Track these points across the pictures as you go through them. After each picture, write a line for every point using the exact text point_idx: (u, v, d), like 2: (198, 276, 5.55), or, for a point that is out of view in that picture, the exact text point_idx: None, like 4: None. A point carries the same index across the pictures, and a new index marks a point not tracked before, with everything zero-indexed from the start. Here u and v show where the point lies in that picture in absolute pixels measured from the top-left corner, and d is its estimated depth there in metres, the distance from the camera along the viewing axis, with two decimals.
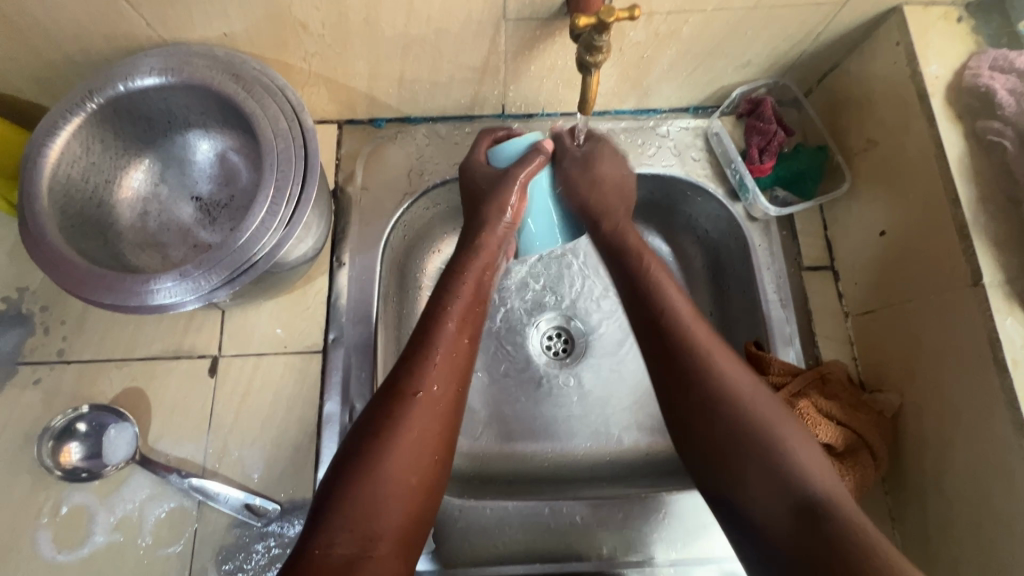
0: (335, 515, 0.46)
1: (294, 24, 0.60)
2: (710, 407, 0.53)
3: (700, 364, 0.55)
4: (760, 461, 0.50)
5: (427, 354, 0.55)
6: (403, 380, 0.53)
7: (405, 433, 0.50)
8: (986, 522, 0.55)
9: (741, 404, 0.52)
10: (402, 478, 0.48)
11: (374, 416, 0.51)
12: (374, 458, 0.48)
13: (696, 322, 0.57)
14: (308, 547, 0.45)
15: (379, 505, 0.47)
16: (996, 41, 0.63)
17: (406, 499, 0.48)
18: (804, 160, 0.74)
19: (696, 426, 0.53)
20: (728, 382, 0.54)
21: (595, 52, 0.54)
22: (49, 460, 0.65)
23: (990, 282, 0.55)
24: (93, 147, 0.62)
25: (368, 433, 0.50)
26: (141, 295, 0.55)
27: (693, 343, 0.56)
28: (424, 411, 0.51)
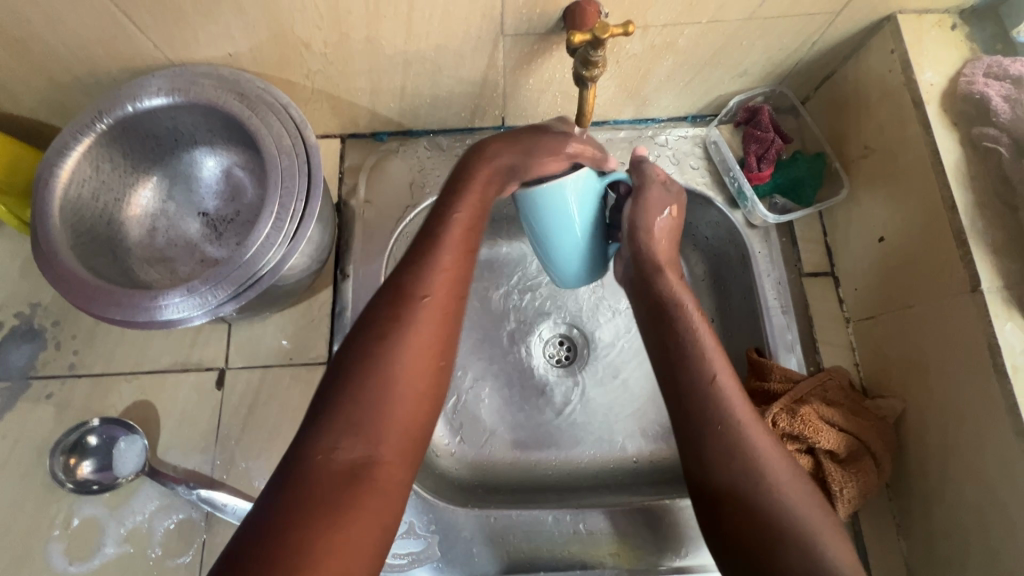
0: (334, 425, 0.43)
1: (297, 43, 0.62)
2: (751, 474, 0.49)
3: (750, 454, 0.50)
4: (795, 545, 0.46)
5: (429, 259, 0.50)
6: (408, 284, 0.49)
7: (410, 340, 0.46)
8: (990, 530, 0.55)
9: (786, 498, 0.48)
10: (410, 385, 0.45)
11: (377, 321, 0.47)
12: (379, 363, 0.45)
13: (732, 377, 0.54)
14: (308, 455, 0.42)
15: (383, 413, 0.44)
16: (991, 48, 0.63)
17: (413, 413, 0.45)
18: (802, 167, 0.74)
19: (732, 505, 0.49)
20: (771, 462, 0.50)
21: (591, 66, 0.55)
22: (61, 473, 0.66)
23: (989, 288, 0.55)
24: (103, 166, 0.63)
25: (372, 337, 0.46)
26: (150, 310, 0.56)
27: (732, 408, 0.52)
28: (432, 317, 0.48)
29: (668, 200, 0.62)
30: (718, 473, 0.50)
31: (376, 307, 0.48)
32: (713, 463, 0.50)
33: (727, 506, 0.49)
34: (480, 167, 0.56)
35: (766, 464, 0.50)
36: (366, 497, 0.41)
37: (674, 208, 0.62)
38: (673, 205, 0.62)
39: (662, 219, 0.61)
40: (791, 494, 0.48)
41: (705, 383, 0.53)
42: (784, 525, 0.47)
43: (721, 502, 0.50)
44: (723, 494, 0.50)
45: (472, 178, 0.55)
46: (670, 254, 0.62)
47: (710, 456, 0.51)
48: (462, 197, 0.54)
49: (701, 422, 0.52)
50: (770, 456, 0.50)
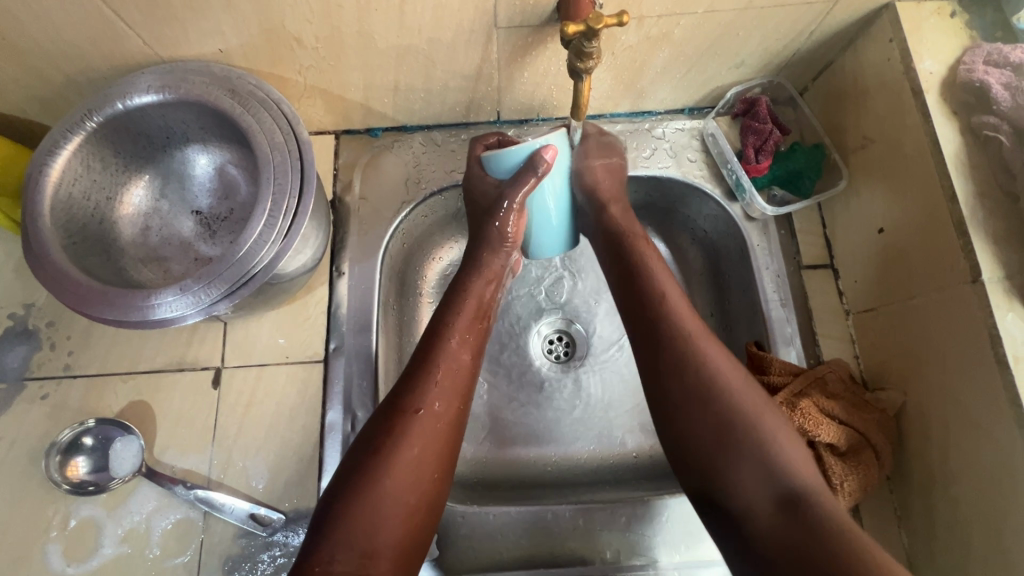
0: (333, 536, 0.47)
1: (288, 37, 0.61)
2: (709, 394, 0.53)
3: (717, 387, 0.53)
4: (763, 463, 0.50)
5: (427, 371, 0.56)
6: (405, 399, 0.54)
7: (404, 451, 0.51)
8: (991, 523, 0.55)
9: (754, 416, 0.52)
10: (403, 497, 0.50)
11: (376, 434, 0.52)
12: (375, 482, 0.49)
13: (689, 316, 0.58)
14: (308, 565, 0.47)
15: (378, 526, 0.48)
16: (991, 36, 0.63)
17: (405, 517, 0.50)
18: (800, 158, 0.73)
19: (690, 418, 0.53)
20: (727, 378, 0.53)
21: (586, 58, 0.54)
22: (57, 474, 0.66)
23: (990, 278, 0.55)
24: (94, 165, 0.63)
25: (370, 450, 0.51)
26: (143, 310, 0.56)
27: (688, 331, 0.56)
28: (425, 430, 0.53)
29: (592, 154, 0.68)
30: (676, 391, 0.54)
31: (377, 422, 0.53)
32: (679, 399, 0.54)
33: (696, 438, 0.52)
34: (483, 267, 0.64)
35: (732, 393, 0.53)
36: None
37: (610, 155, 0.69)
38: (613, 151, 0.70)
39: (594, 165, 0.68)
40: (757, 413, 0.52)
41: (671, 322, 0.57)
42: (753, 447, 0.51)
43: (690, 438, 0.53)
44: (693, 425, 0.53)
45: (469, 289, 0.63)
46: (618, 190, 0.68)
47: (678, 391, 0.54)
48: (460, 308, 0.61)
49: (668, 359, 0.55)
50: (728, 374, 0.54)
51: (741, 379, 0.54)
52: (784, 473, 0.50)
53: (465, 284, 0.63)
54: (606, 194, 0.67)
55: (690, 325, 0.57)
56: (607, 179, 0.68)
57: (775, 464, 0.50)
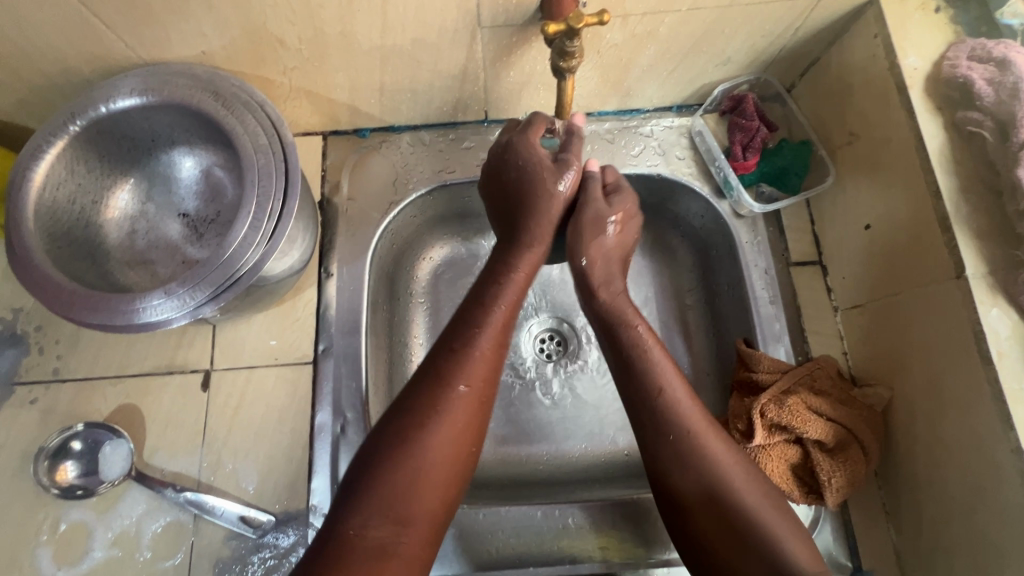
0: (368, 504, 0.47)
1: (270, 38, 0.61)
2: (714, 494, 0.52)
3: (721, 484, 0.52)
4: (774, 569, 0.48)
5: (470, 344, 0.55)
6: (448, 371, 0.53)
7: (446, 425, 0.51)
8: (977, 518, 0.55)
9: (758, 514, 0.51)
10: (442, 470, 0.50)
11: (418, 406, 0.51)
12: (411, 449, 0.49)
13: (696, 409, 0.56)
14: (342, 529, 0.46)
15: (415, 494, 0.48)
16: (975, 30, 0.62)
17: (441, 488, 0.50)
18: (788, 155, 0.74)
19: (698, 515, 0.52)
20: (731, 477, 0.52)
21: (568, 57, 0.54)
22: (46, 479, 0.66)
23: (974, 274, 0.55)
24: (78, 169, 0.63)
25: (411, 422, 0.50)
26: (129, 314, 0.56)
27: (691, 427, 0.54)
28: (465, 405, 0.52)
29: (609, 213, 0.63)
30: (683, 491, 0.53)
31: (416, 391, 0.52)
32: (686, 499, 0.53)
33: (704, 540, 0.51)
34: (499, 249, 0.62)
35: (739, 492, 0.52)
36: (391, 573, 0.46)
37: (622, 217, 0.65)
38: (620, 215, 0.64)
39: (603, 240, 0.64)
40: (757, 511, 0.51)
41: (671, 416, 0.55)
42: (759, 548, 0.49)
43: (698, 537, 0.52)
44: (704, 525, 0.52)
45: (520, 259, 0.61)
46: (618, 274, 0.65)
47: (684, 491, 0.53)
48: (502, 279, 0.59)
49: (671, 456, 0.54)
50: (733, 471, 0.53)
51: (746, 476, 0.53)
52: (792, 572, 0.48)
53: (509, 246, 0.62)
54: (596, 281, 0.64)
55: (695, 419, 0.55)
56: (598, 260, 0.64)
57: (783, 564, 0.48)
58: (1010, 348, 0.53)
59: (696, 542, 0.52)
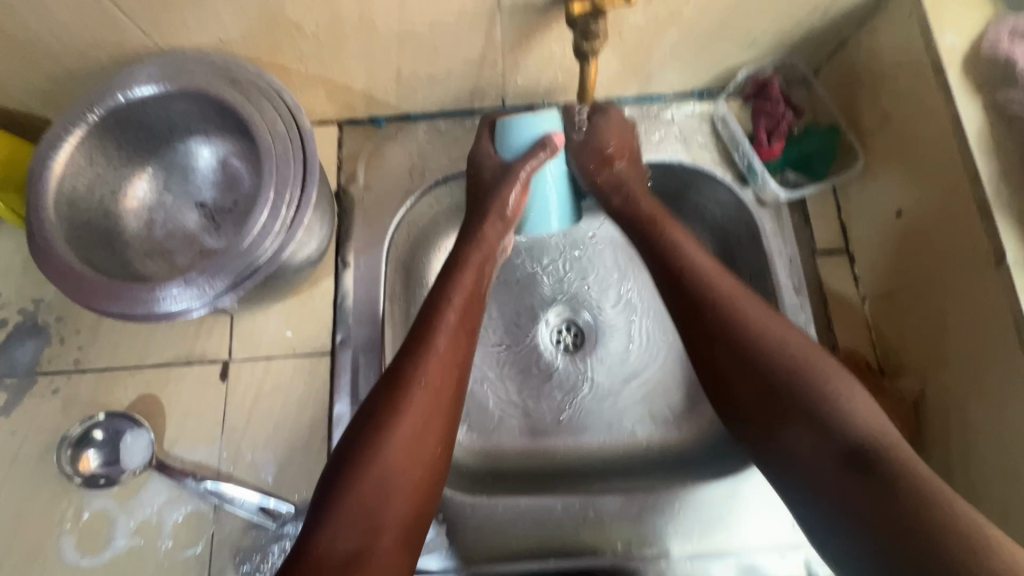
0: (334, 514, 0.48)
1: (287, 24, 0.60)
2: (755, 359, 0.54)
3: (762, 349, 0.54)
4: (822, 423, 0.50)
5: (426, 347, 0.56)
6: (405, 373, 0.54)
7: (404, 427, 0.52)
8: (1014, 514, 0.53)
9: (798, 362, 0.52)
10: (403, 474, 0.51)
11: (376, 411, 0.52)
12: (373, 455, 0.50)
13: (726, 279, 0.58)
14: (310, 543, 0.47)
15: (382, 501, 0.49)
16: (1017, 6, 0.59)
17: (406, 493, 0.51)
18: (814, 140, 0.71)
19: (738, 377, 0.54)
20: (768, 337, 0.54)
21: (592, 38, 0.53)
22: (69, 468, 0.66)
23: (1015, 259, 0.52)
24: (97, 159, 0.62)
25: (369, 432, 0.51)
26: (148, 303, 0.56)
27: (722, 290, 0.57)
28: (425, 406, 0.53)
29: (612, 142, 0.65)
30: (722, 358, 0.55)
31: (375, 397, 0.54)
32: (736, 373, 0.54)
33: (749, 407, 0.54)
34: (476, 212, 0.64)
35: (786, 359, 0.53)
36: None
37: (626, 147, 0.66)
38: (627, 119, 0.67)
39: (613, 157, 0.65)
40: (812, 372, 0.52)
41: (714, 292, 0.57)
42: (815, 405, 0.50)
43: (745, 402, 0.54)
44: (760, 395, 0.53)
45: (468, 259, 0.62)
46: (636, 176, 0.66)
47: (735, 362, 0.54)
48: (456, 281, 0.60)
49: (710, 330, 0.56)
50: (772, 335, 0.54)
51: (801, 346, 0.54)
52: (853, 425, 0.49)
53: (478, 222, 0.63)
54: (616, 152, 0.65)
55: (728, 288, 0.57)
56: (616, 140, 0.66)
57: (831, 417, 0.50)
58: None
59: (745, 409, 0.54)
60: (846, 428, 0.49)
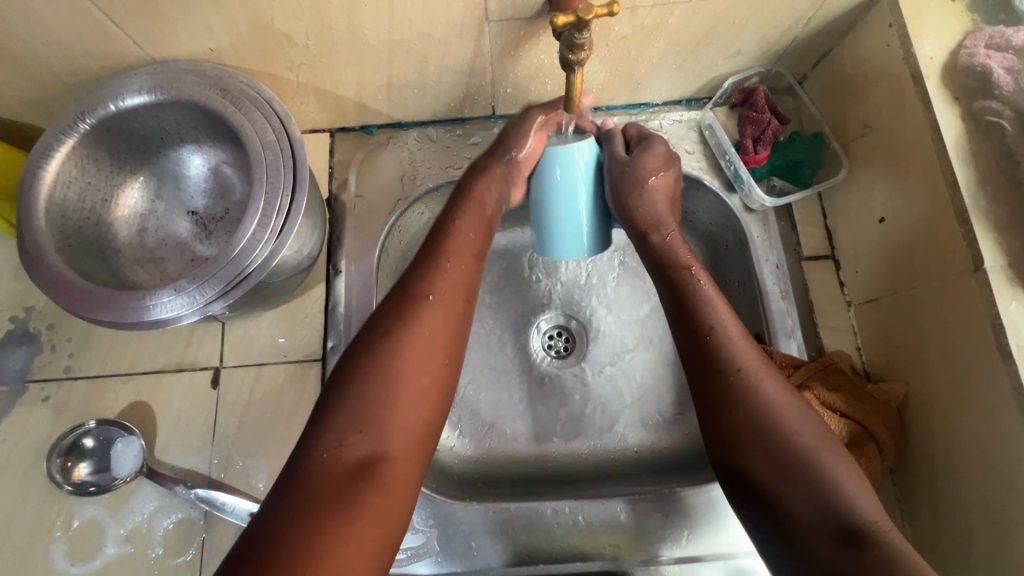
0: (340, 417, 0.46)
1: (279, 35, 0.61)
2: (765, 427, 0.50)
3: (772, 417, 0.50)
4: (823, 501, 0.46)
5: (434, 261, 0.56)
6: (415, 284, 0.54)
7: (414, 332, 0.51)
8: (996, 516, 0.54)
9: (808, 441, 0.49)
10: (414, 378, 0.49)
11: (386, 316, 0.52)
12: (383, 355, 0.49)
13: (747, 343, 0.54)
14: (315, 447, 0.45)
15: (389, 410, 0.47)
16: (993, 18, 0.61)
17: (417, 402, 0.48)
18: (799, 148, 0.73)
19: (747, 440, 0.51)
20: (781, 408, 0.51)
21: (578, 49, 0.53)
22: (59, 476, 0.66)
23: (992, 266, 0.54)
24: (88, 167, 0.63)
25: (375, 335, 0.50)
26: (139, 310, 0.56)
27: (741, 356, 0.53)
28: (433, 317, 0.52)
29: (649, 166, 0.64)
30: (733, 420, 0.52)
31: (385, 307, 0.53)
32: (733, 431, 0.51)
33: (753, 474, 0.50)
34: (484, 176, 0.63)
35: (786, 427, 0.50)
36: (367, 491, 0.44)
37: (663, 172, 0.66)
38: (658, 162, 0.66)
39: (651, 186, 0.64)
40: (812, 449, 0.49)
41: (720, 352, 0.54)
42: (809, 480, 0.47)
43: (749, 470, 0.50)
44: (755, 455, 0.50)
45: (477, 199, 0.62)
46: (669, 215, 0.65)
47: (733, 420, 0.52)
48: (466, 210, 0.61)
49: (723, 391, 0.53)
50: (785, 407, 0.51)
51: (805, 418, 0.51)
52: (847, 510, 0.46)
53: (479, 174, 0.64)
54: (659, 197, 0.65)
55: (747, 356, 0.54)
56: (655, 193, 0.65)
57: (834, 499, 0.46)
58: None
59: (746, 475, 0.50)
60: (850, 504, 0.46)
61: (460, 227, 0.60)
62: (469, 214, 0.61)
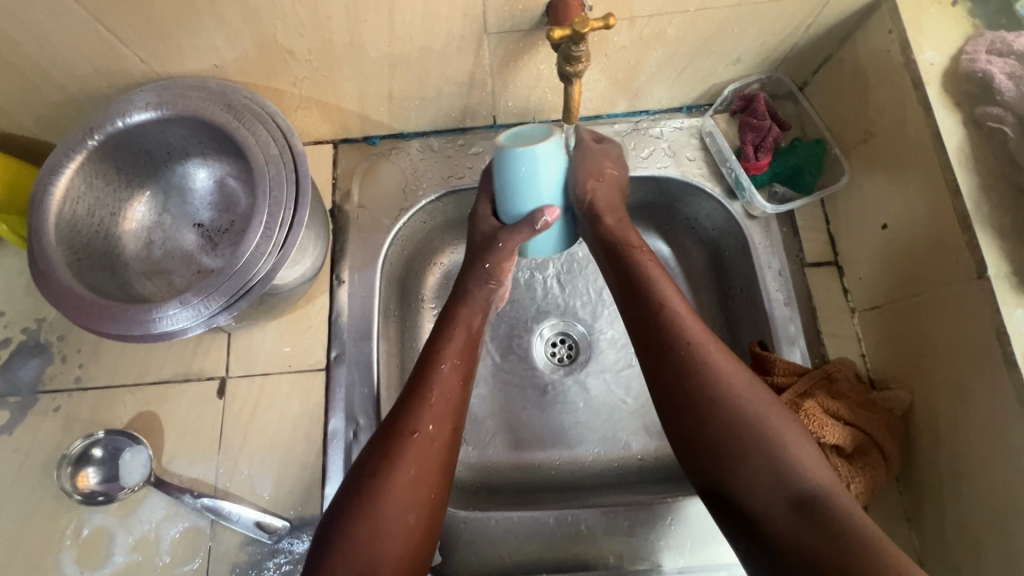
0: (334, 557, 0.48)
1: (282, 51, 0.62)
2: (717, 402, 0.51)
3: (725, 391, 0.51)
4: (776, 473, 0.48)
5: (421, 393, 0.56)
6: (401, 420, 0.54)
7: (401, 474, 0.51)
8: (1002, 526, 0.53)
9: (760, 416, 0.50)
10: (402, 518, 0.50)
11: (373, 456, 0.53)
12: (373, 498, 0.50)
13: (694, 319, 0.56)
14: None
15: (378, 546, 0.49)
16: (994, 23, 0.61)
17: (406, 534, 0.50)
18: (801, 154, 0.72)
19: (700, 415, 0.51)
20: (732, 382, 0.52)
21: (574, 62, 0.54)
22: (69, 485, 0.68)
23: (996, 273, 0.53)
24: (96, 183, 0.64)
25: (366, 475, 0.51)
26: (146, 324, 0.57)
27: (691, 331, 0.54)
28: (419, 454, 0.53)
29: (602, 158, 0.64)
30: (686, 398, 0.52)
31: (373, 443, 0.54)
32: (688, 406, 0.52)
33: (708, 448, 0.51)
34: (470, 300, 0.65)
35: (742, 405, 0.51)
36: None
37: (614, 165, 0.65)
38: (607, 159, 0.65)
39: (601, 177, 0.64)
40: (763, 421, 0.50)
41: (673, 329, 0.55)
42: (762, 453, 0.49)
43: (704, 445, 0.51)
44: (707, 430, 0.51)
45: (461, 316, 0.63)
46: (620, 206, 0.64)
47: (690, 395, 0.52)
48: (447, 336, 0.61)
49: (675, 368, 0.53)
50: (736, 381, 0.52)
51: (758, 393, 0.52)
52: (795, 478, 0.48)
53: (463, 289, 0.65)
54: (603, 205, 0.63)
55: (696, 331, 0.54)
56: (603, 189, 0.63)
57: (786, 469, 0.48)
58: None
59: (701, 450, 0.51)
60: (797, 475, 0.48)
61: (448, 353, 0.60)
62: (458, 329, 0.62)
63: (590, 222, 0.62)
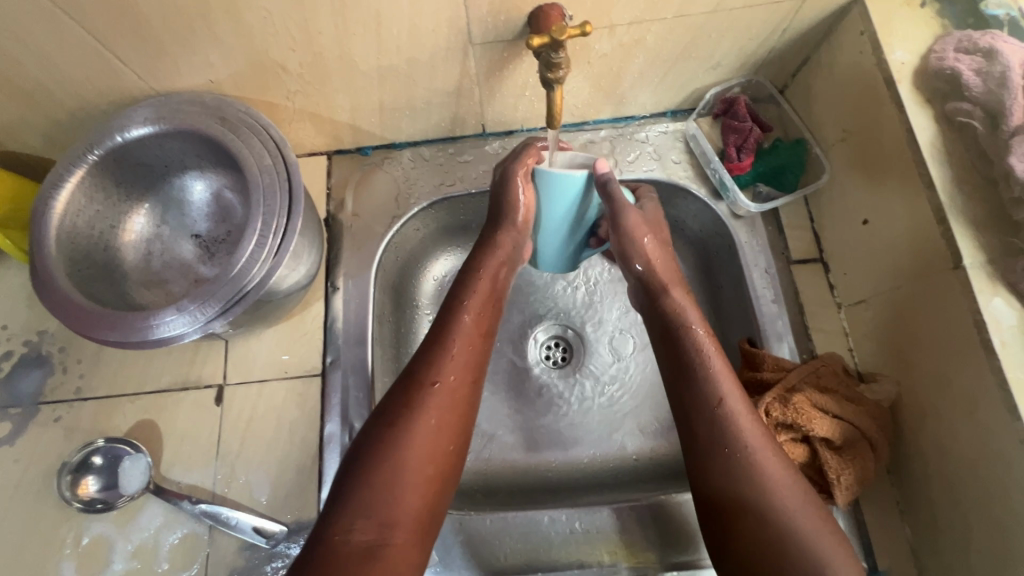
0: (348, 504, 0.48)
1: (274, 66, 0.64)
2: (767, 505, 0.51)
3: (772, 492, 0.52)
4: None
5: (442, 348, 0.57)
6: (422, 370, 0.55)
7: (423, 422, 0.52)
8: (989, 513, 0.54)
9: (806, 529, 0.50)
10: (421, 468, 0.51)
11: (394, 404, 0.53)
12: (393, 445, 0.51)
13: (750, 418, 0.56)
14: (327, 533, 0.48)
15: (391, 495, 0.49)
16: (962, 23, 0.63)
17: (423, 486, 0.51)
18: (782, 155, 0.75)
19: (749, 516, 0.52)
20: (777, 482, 0.52)
21: (555, 68, 0.56)
22: (68, 493, 0.68)
23: (972, 263, 0.55)
24: (97, 196, 0.66)
25: (382, 423, 0.52)
26: (144, 330, 0.58)
27: (745, 431, 0.55)
28: (438, 406, 0.54)
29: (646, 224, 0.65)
30: (730, 494, 0.53)
31: (392, 394, 0.55)
32: (736, 507, 0.52)
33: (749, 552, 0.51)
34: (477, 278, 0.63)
35: (794, 515, 0.51)
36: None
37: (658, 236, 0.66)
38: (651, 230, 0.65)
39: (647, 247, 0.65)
40: (818, 542, 0.50)
41: (726, 426, 0.55)
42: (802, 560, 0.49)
43: (747, 543, 0.51)
44: (750, 529, 0.51)
45: (485, 266, 0.63)
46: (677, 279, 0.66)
47: (740, 499, 0.52)
48: (471, 286, 0.62)
49: (724, 466, 0.54)
50: (784, 484, 0.52)
51: (813, 510, 0.52)
52: None
53: (478, 266, 0.63)
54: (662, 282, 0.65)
55: (751, 431, 0.55)
56: (661, 263, 0.66)
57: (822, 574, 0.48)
58: (1012, 337, 0.52)
59: (738, 548, 0.52)
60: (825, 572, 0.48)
61: (467, 310, 0.60)
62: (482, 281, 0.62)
63: (652, 288, 0.65)
